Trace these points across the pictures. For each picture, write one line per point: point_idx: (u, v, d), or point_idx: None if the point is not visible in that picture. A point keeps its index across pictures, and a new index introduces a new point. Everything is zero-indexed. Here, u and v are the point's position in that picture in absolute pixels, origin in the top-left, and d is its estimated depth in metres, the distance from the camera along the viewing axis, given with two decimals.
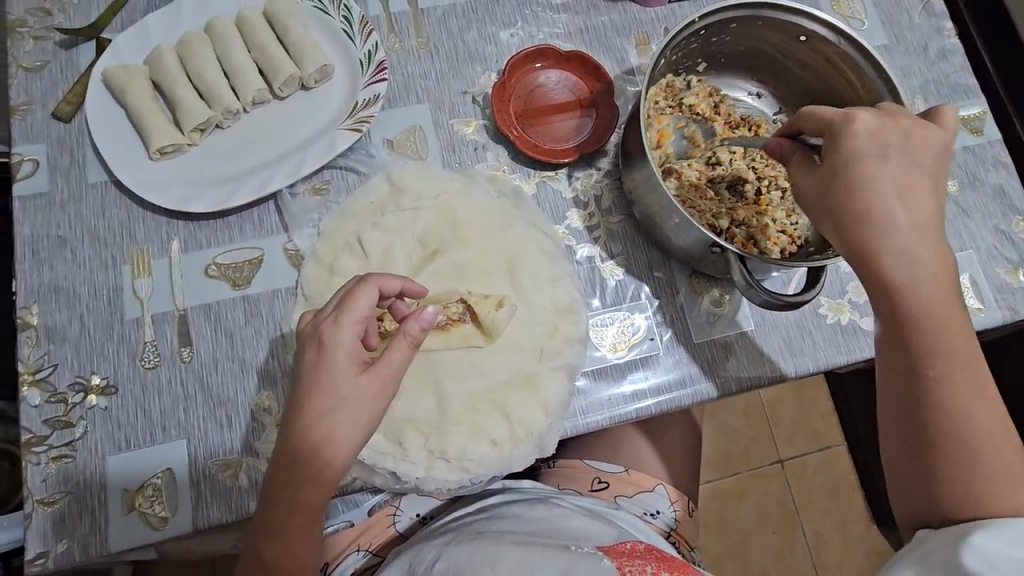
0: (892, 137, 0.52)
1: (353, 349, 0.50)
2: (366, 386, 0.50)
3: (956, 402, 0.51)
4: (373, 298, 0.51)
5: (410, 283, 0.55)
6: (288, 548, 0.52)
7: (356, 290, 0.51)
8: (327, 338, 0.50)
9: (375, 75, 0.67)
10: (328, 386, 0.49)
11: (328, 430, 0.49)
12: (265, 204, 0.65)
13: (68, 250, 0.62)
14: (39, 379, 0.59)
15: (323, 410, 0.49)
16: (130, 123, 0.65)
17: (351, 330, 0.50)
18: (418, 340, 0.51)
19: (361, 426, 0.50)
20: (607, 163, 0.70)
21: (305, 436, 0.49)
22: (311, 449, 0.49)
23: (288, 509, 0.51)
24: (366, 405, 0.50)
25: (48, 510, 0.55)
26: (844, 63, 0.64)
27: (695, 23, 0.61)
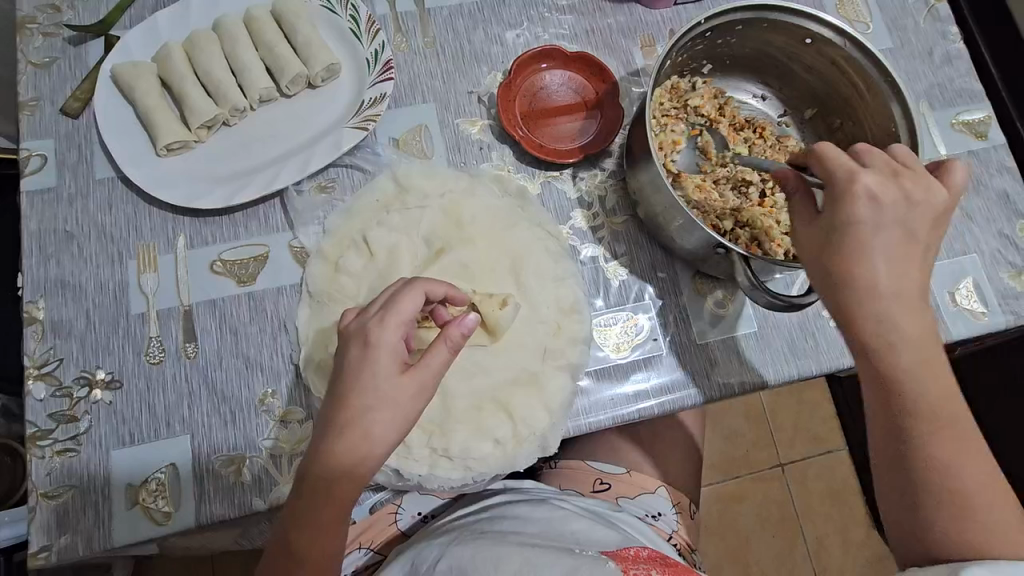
0: (890, 199, 0.48)
1: (395, 350, 0.50)
2: (407, 388, 0.50)
3: (950, 457, 0.51)
4: (420, 301, 0.50)
5: (454, 290, 0.55)
6: (316, 540, 0.52)
7: (403, 291, 0.50)
8: (372, 338, 0.49)
9: (381, 74, 0.68)
10: (368, 386, 0.49)
11: (367, 432, 0.49)
12: (271, 201, 0.65)
13: (75, 245, 0.63)
14: (44, 373, 0.59)
15: (363, 409, 0.48)
16: (137, 120, 0.65)
17: (395, 332, 0.49)
18: (459, 345, 0.51)
19: (397, 425, 0.50)
20: (611, 164, 0.70)
21: (344, 434, 0.49)
22: (349, 446, 0.49)
23: (318, 503, 0.50)
24: (404, 407, 0.49)
25: (51, 504, 0.55)
26: (849, 67, 0.64)
27: (701, 25, 0.61)
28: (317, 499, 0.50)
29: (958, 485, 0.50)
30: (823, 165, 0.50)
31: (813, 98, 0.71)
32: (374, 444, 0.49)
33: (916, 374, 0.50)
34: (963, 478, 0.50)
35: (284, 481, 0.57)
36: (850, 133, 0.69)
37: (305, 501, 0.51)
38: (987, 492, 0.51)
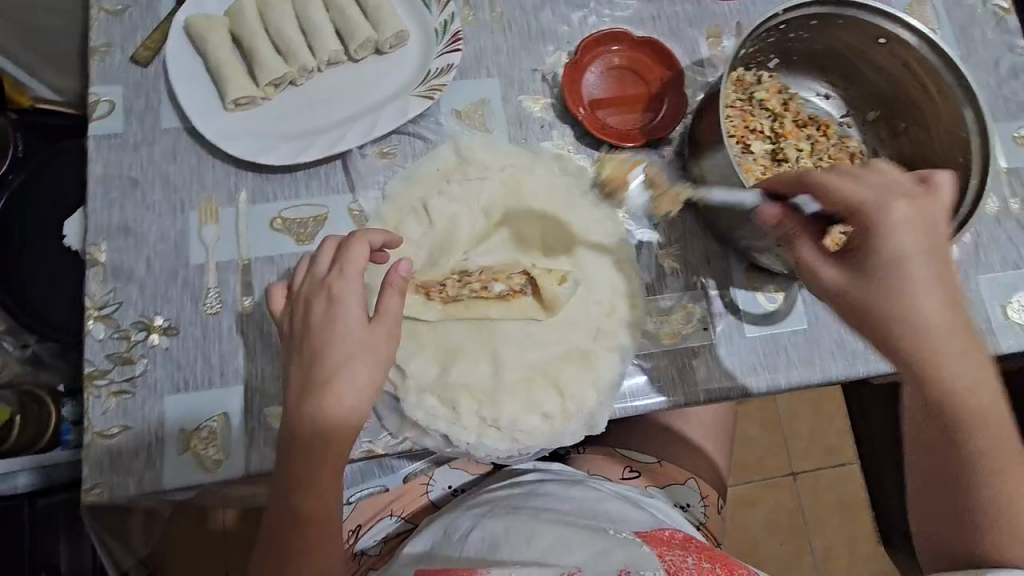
0: (925, 223, 0.52)
1: (358, 300, 0.54)
2: (376, 333, 0.54)
3: (990, 474, 0.52)
4: (365, 253, 0.55)
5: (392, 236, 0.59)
6: (319, 499, 0.53)
7: (348, 247, 0.55)
8: (336, 290, 0.53)
9: (450, 44, 0.68)
10: (334, 338, 0.52)
11: (344, 380, 0.52)
12: (332, 163, 0.65)
13: (139, 192, 0.63)
14: (104, 314, 0.60)
15: (341, 360, 0.52)
16: (206, 72, 0.65)
17: (355, 284, 0.54)
18: (406, 288, 0.55)
19: (376, 374, 0.53)
20: (671, 151, 0.70)
21: (324, 388, 0.52)
22: (331, 402, 0.52)
23: (310, 463, 0.52)
24: (378, 351, 0.54)
25: (105, 443, 0.56)
26: (922, 70, 0.63)
27: (777, 17, 0.61)
28: (309, 460, 0.52)
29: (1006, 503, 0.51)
30: (835, 192, 0.53)
31: (879, 100, 0.71)
32: (356, 391, 0.52)
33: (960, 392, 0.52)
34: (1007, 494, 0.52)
35: None
36: (915, 137, 0.68)
37: (303, 458, 0.52)
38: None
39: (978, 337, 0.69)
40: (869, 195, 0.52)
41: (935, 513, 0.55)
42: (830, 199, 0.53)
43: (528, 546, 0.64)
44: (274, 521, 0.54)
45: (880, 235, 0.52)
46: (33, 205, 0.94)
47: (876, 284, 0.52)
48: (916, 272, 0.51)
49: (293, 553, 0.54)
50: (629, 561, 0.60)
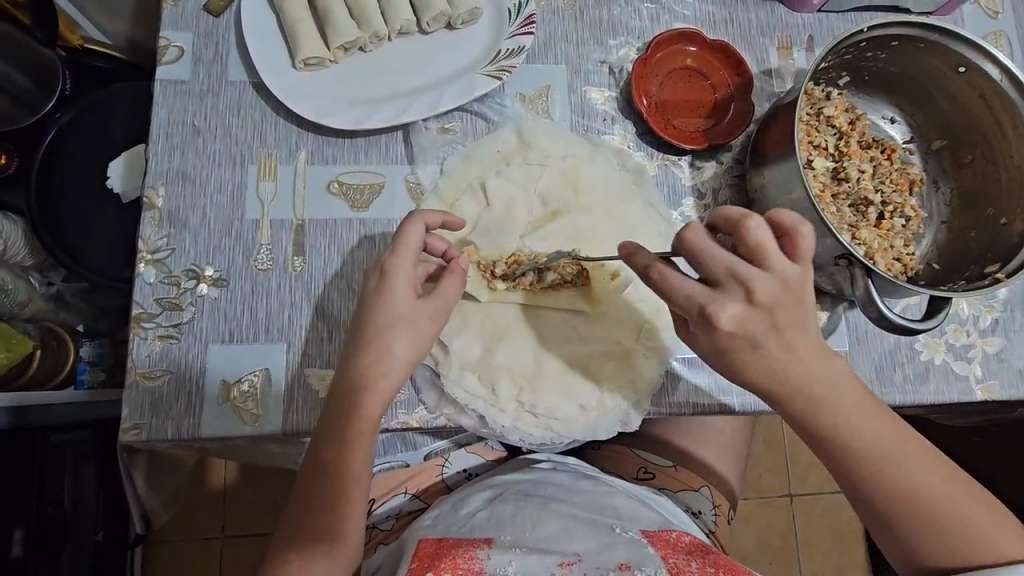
0: (756, 329, 0.50)
1: (410, 277, 0.54)
2: (422, 311, 0.54)
3: (932, 485, 0.52)
4: (421, 235, 0.54)
5: (450, 216, 0.58)
6: (343, 453, 0.53)
7: (405, 225, 0.54)
8: (388, 267, 0.53)
9: (522, 27, 0.67)
10: (386, 308, 0.53)
11: (387, 347, 0.53)
12: (394, 133, 0.65)
13: (200, 141, 0.63)
14: (157, 259, 0.60)
15: (384, 326, 0.53)
16: (278, 28, 0.65)
17: (407, 262, 0.53)
18: (464, 274, 0.56)
19: (416, 347, 0.53)
20: (729, 158, 0.69)
21: (365, 348, 0.53)
22: (371, 360, 0.53)
23: (342, 414, 0.53)
24: (421, 329, 0.54)
25: (147, 384, 0.57)
26: (1000, 102, 0.63)
27: (860, 33, 0.61)
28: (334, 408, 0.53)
29: (909, 499, 0.52)
30: (695, 285, 0.49)
31: (946, 128, 0.70)
32: (393, 361, 0.53)
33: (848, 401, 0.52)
34: (918, 492, 0.52)
35: None
36: (979, 170, 0.68)
37: (336, 404, 0.53)
38: (972, 513, 0.52)
39: (1018, 379, 0.68)
40: (708, 298, 0.49)
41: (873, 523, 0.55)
42: (665, 296, 0.51)
43: (532, 530, 0.65)
44: (306, 472, 0.55)
45: (706, 333, 0.51)
46: (75, 145, 0.94)
47: (808, 361, 0.51)
48: (746, 366, 0.51)
49: (318, 509, 0.53)
50: (631, 558, 0.60)
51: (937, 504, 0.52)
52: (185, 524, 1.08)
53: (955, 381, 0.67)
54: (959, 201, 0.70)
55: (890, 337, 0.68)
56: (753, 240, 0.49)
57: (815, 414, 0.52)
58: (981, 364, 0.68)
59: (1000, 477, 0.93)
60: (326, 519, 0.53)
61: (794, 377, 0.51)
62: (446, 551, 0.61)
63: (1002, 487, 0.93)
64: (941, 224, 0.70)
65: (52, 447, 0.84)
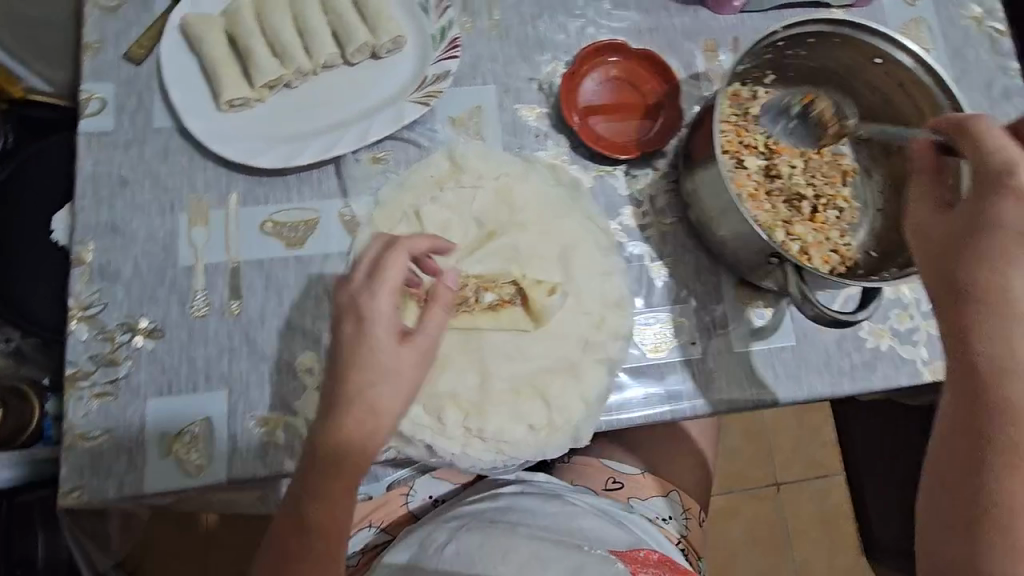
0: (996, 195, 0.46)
1: (390, 319, 0.51)
2: (407, 356, 0.51)
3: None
4: (403, 265, 0.52)
5: (438, 241, 0.56)
6: (330, 514, 0.51)
7: (389, 258, 0.51)
8: (364, 310, 0.50)
9: (447, 51, 0.68)
10: (372, 360, 0.50)
11: (371, 401, 0.50)
12: (325, 166, 0.65)
13: (129, 191, 0.63)
14: (89, 315, 0.59)
15: (366, 377, 0.49)
16: (200, 71, 0.65)
17: (387, 297, 0.51)
18: (450, 302, 0.54)
19: (402, 397, 0.50)
20: (665, 164, 0.70)
21: (346, 403, 0.49)
22: (356, 419, 0.50)
23: (327, 475, 0.50)
24: (405, 375, 0.51)
25: (86, 445, 0.55)
26: (918, 90, 0.64)
27: (776, 34, 0.62)
28: (316, 470, 0.50)
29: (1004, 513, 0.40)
30: None
31: (873, 118, 0.71)
32: (381, 415, 0.50)
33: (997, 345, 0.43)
34: (1023, 506, 0.40)
35: None
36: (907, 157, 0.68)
37: (320, 468, 0.50)
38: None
39: None
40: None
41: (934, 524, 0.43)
42: None
43: (504, 562, 0.64)
44: (281, 529, 0.53)
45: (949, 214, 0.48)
46: (19, 199, 0.93)
47: None
48: None
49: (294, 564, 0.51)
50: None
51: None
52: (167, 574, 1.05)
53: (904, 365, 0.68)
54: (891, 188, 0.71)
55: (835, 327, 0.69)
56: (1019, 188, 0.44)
57: None
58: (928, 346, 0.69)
59: None
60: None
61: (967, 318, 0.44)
62: None
63: None
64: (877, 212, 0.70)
65: (18, 507, 0.84)
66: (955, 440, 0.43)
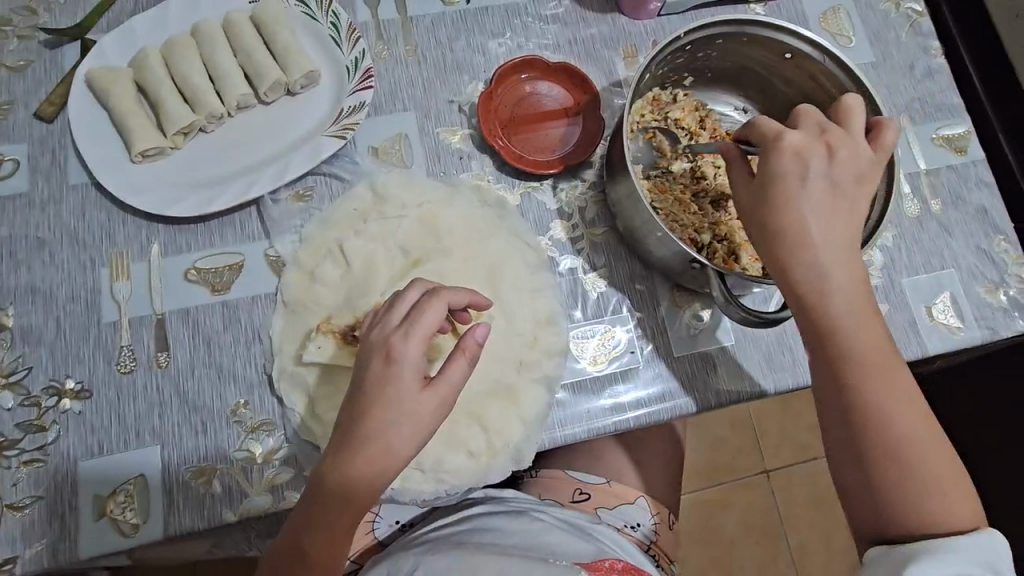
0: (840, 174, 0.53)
1: (416, 367, 0.49)
2: (428, 402, 0.49)
3: (910, 422, 0.52)
4: (444, 312, 0.50)
5: (476, 297, 0.54)
6: (330, 544, 0.52)
7: (430, 301, 0.50)
8: (392, 354, 0.49)
9: (361, 82, 0.68)
10: (390, 401, 0.48)
11: (387, 443, 0.49)
12: (247, 209, 0.65)
13: (47, 251, 0.62)
14: (13, 381, 0.58)
15: (383, 425, 0.48)
16: (111, 124, 0.64)
17: (419, 344, 0.49)
18: (477, 355, 0.51)
19: (416, 442, 0.49)
20: (592, 175, 0.70)
21: (362, 451, 0.49)
22: (371, 459, 0.49)
23: (332, 509, 0.50)
24: (424, 420, 0.49)
25: (17, 516, 0.55)
26: (829, 80, 0.64)
27: (681, 39, 0.62)
28: (326, 508, 0.50)
29: (887, 443, 0.51)
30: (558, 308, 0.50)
31: (792, 110, 0.72)
32: (393, 460, 0.49)
33: (835, 308, 0.52)
34: (896, 429, 0.51)
35: (258, 492, 0.57)
36: None
37: (324, 508, 0.50)
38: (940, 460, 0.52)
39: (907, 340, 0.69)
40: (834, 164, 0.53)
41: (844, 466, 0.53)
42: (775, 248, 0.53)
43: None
44: (281, 554, 0.53)
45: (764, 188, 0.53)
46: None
47: None
48: None
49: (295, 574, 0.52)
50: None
51: (920, 458, 0.51)
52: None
53: None
54: None
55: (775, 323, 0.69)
56: (790, 148, 0.53)
57: None
58: None
59: None
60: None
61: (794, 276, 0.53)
62: None
63: None
64: None
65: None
66: (840, 398, 0.53)
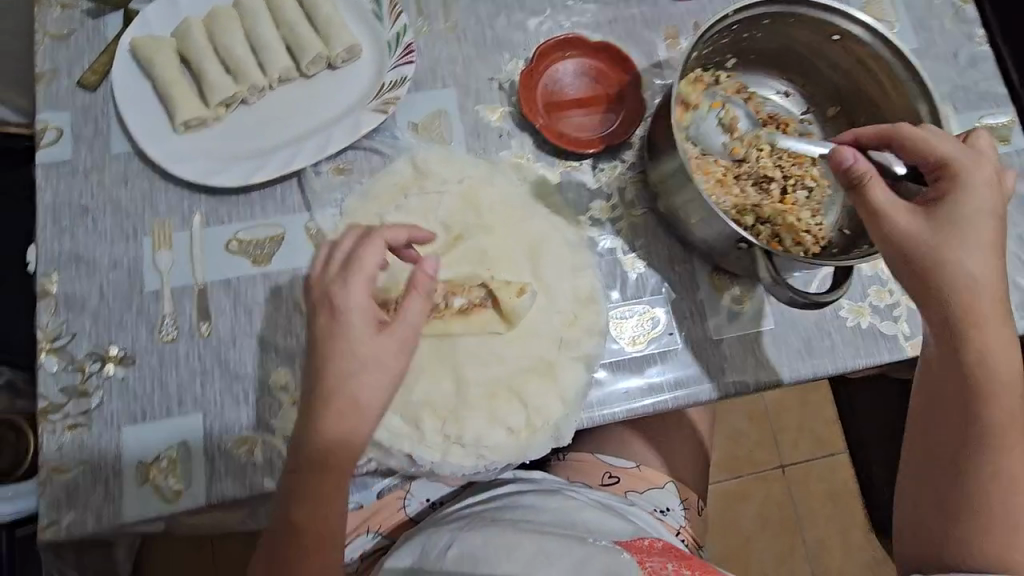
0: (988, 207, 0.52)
1: (366, 311, 0.50)
2: (387, 345, 0.50)
3: (1006, 468, 0.51)
4: (380, 252, 0.52)
5: (415, 232, 0.56)
6: (317, 513, 0.51)
7: (357, 248, 0.51)
8: (339, 302, 0.50)
9: (402, 57, 0.67)
10: (346, 348, 0.50)
11: (352, 394, 0.49)
12: (288, 182, 0.64)
13: (90, 219, 0.62)
14: (56, 347, 0.58)
15: (348, 373, 0.49)
16: (154, 94, 0.64)
17: (361, 283, 0.50)
18: (430, 291, 0.52)
19: (382, 389, 0.50)
20: (631, 156, 0.69)
21: (329, 405, 0.49)
22: (340, 414, 0.49)
23: (316, 472, 0.50)
24: (387, 364, 0.50)
25: (62, 478, 0.55)
26: (876, 65, 0.63)
27: (729, 17, 0.61)
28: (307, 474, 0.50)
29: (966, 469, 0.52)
30: None
31: (836, 95, 0.70)
32: (364, 412, 0.50)
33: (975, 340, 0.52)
34: (990, 462, 0.51)
35: None
36: None
37: (306, 473, 0.50)
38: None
39: None
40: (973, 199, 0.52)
41: (917, 491, 0.54)
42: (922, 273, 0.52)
43: (509, 559, 0.63)
44: (276, 533, 0.52)
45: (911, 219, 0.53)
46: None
47: None
48: None
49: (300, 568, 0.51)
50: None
51: (990, 485, 0.51)
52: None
53: (883, 341, 0.68)
54: None
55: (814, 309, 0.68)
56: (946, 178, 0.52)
57: None
58: (908, 320, 0.69)
59: None
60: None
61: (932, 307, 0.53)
62: None
63: None
64: None
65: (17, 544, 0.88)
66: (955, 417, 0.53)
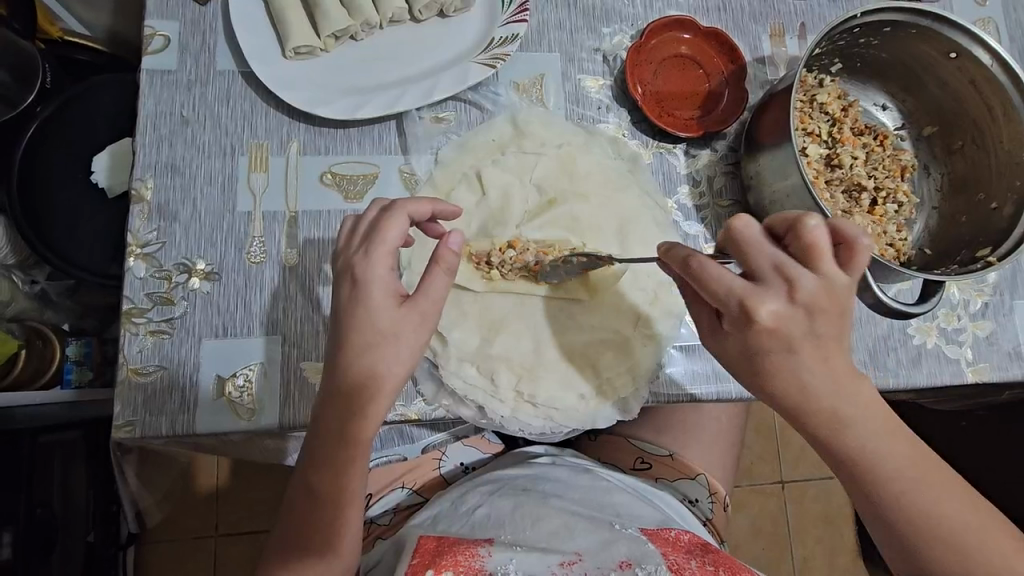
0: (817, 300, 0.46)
1: (386, 283, 0.49)
2: (406, 318, 0.49)
3: (970, 509, 0.51)
4: (404, 227, 0.50)
5: (439, 204, 0.55)
6: (336, 481, 0.52)
7: (387, 219, 0.50)
8: (359, 273, 0.49)
9: (515, 14, 0.66)
10: (365, 322, 0.49)
11: (373, 364, 0.49)
12: (386, 123, 0.64)
13: (189, 131, 0.62)
14: (146, 253, 0.59)
15: (376, 340, 0.49)
16: (268, 16, 0.64)
17: (385, 259, 0.49)
18: (454, 267, 0.51)
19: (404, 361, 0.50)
20: (723, 146, 0.69)
21: (351, 370, 0.49)
22: (367, 372, 0.49)
23: (334, 442, 0.51)
24: (407, 338, 0.50)
25: (140, 381, 0.56)
26: (989, 87, 0.63)
27: (855, 19, 0.61)
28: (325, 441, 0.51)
29: (927, 522, 0.50)
30: (711, 284, 0.47)
31: (936, 114, 0.70)
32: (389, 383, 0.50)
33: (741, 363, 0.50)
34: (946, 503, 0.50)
35: None
36: (970, 156, 0.68)
37: (319, 442, 0.52)
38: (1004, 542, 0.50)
39: (1007, 361, 0.69)
40: (786, 279, 0.46)
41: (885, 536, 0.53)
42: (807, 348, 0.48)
43: (534, 528, 0.60)
44: (296, 494, 0.54)
45: (741, 330, 0.48)
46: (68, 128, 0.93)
47: (840, 372, 0.48)
48: (793, 369, 0.48)
49: (311, 527, 0.53)
50: (632, 555, 0.56)
51: (955, 517, 0.50)
52: (191, 518, 1.11)
53: (947, 363, 0.68)
54: (950, 186, 0.70)
55: (883, 322, 0.68)
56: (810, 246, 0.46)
57: (848, 430, 0.50)
58: (973, 347, 0.69)
59: (1000, 466, 0.91)
60: (322, 535, 0.53)
61: (837, 394, 0.49)
62: (446, 547, 0.57)
63: (999, 470, 0.91)
64: (932, 209, 0.70)
65: (41, 448, 0.84)
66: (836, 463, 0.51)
